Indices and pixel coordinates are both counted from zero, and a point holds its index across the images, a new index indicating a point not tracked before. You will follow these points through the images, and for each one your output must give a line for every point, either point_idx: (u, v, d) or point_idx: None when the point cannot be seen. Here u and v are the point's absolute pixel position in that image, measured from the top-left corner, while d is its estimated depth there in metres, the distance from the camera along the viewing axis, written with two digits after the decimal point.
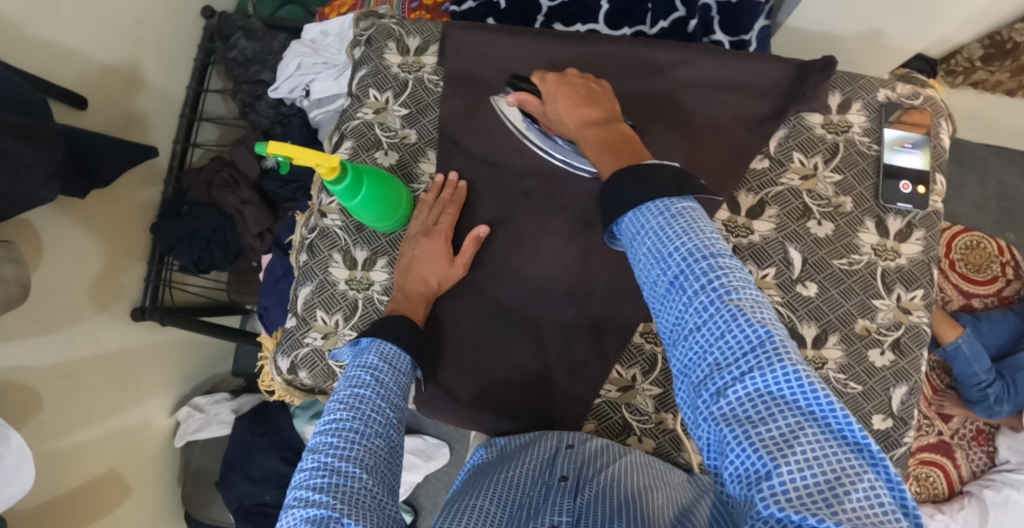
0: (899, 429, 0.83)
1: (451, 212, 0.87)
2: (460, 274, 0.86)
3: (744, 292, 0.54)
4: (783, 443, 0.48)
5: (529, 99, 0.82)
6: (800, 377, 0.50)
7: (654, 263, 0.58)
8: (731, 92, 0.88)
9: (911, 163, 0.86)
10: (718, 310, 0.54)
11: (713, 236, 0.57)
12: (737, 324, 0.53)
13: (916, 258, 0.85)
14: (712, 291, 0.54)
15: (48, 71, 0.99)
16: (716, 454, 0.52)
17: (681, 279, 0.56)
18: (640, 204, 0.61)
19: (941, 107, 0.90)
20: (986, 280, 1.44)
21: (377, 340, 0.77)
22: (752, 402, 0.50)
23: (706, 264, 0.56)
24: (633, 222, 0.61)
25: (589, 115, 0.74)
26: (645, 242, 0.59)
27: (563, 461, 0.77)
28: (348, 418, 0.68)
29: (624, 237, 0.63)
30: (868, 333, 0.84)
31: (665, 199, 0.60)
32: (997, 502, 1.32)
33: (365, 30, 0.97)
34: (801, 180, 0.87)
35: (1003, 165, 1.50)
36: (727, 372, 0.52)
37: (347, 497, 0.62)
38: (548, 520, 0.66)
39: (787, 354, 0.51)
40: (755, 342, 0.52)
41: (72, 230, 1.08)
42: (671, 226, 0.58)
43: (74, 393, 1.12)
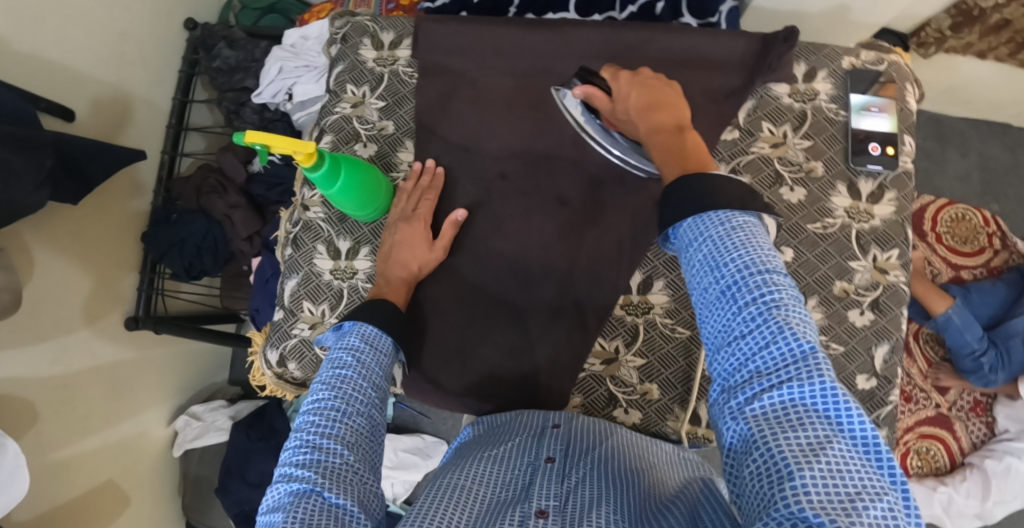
0: (884, 388, 0.84)
1: (429, 198, 0.89)
2: (440, 257, 0.88)
3: (793, 308, 0.54)
4: (810, 452, 0.49)
5: (597, 94, 0.80)
6: (835, 393, 0.51)
7: (708, 271, 0.58)
8: (698, 66, 0.89)
9: (879, 126, 0.88)
10: (765, 321, 0.54)
11: (770, 251, 0.56)
12: (782, 336, 0.53)
13: (889, 219, 0.87)
14: (762, 302, 0.54)
15: (37, 84, 1.02)
16: (741, 454, 0.53)
17: (733, 289, 0.56)
18: (702, 211, 0.60)
19: (907, 71, 0.91)
20: (973, 251, 1.44)
21: (358, 324, 0.78)
22: (786, 411, 0.51)
23: (760, 277, 0.55)
24: (692, 228, 0.60)
25: (658, 121, 0.72)
26: (701, 249, 0.59)
27: (551, 439, 0.77)
28: (330, 397, 0.69)
29: (681, 242, 0.62)
30: (846, 294, 0.85)
31: (727, 211, 0.59)
32: (999, 471, 1.32)
33: (340, 28, 1.00)
34: (772, 148, 0.89)
35: (984, 138, 1.49)
36: (764, 380, 0.53)
37: (330, 472, 0.63)
38: (534, 505, 0.66)
39: (827, 370, 0.51)
40: (796, 356, 0.52)
41: (63, 242, 1.09)
42: (731, 238, 0.57)
43: (71, 404, 1.13)
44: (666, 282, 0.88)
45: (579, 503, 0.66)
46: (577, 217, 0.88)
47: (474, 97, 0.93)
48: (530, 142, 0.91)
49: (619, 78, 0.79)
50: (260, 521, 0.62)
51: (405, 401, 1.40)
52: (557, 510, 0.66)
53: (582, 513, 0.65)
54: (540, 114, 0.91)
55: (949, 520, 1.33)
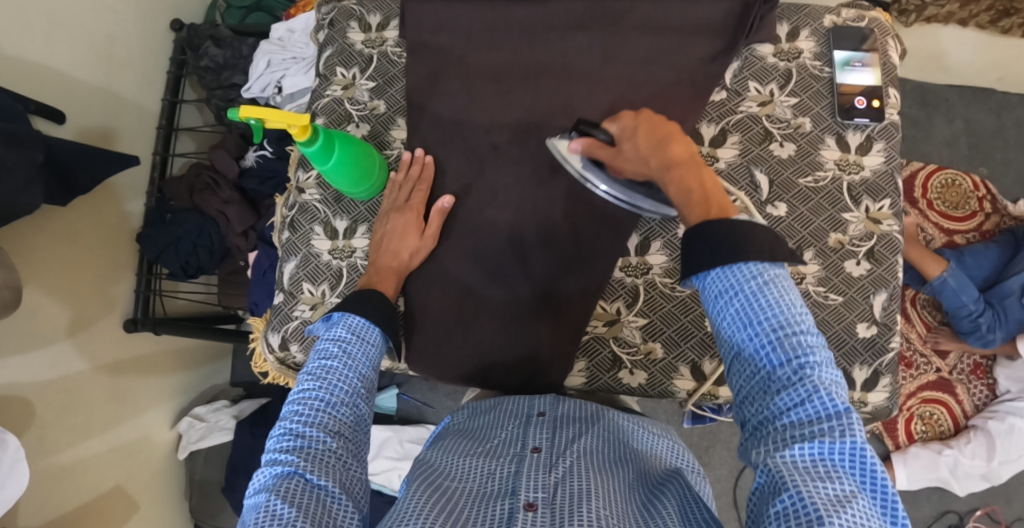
0: (884, 335, 0.85)
1: (422, 188, 0.90)
2: (431, 245, 0.89)
3: (825, 368, 0.55)
4: (838, 504, 0.50)
5: (599, 147, 0.78)
6: (864, 453, 0.52)
7: (740, 326, 0.59)
8: (684, 29, 0.90)
9: (863, 80, 0.89)
10: (798, 379, 0.55)
11: (802, 310, 0.57)
12: (818, 395, 0.54)
13: (879, 169, 0.88)
14: (794, 360, 0.55)
15: (25, 88, 1.01)
16: (767, 497, 0.53)
17: (764, 346, 0.57)
18: (731, 263, 0.60)
19: (888, 27, 0.93)
20: (965, 216, 1.46)
21: (346, 315, 0.77)
22: (816, 465, 0.52)
23: (793, 335, 0.56)
24: (721, 279, 0.61)
25: (672, 155, 0.69)
26: (735, 303, 0.59)
27: (535, 431, 0.78)
28: (315, 388, 0.69)
29: (709, 293, 0.62)
30: (841, 246, 0.86)
31: (758, 263, 0.60)
32: (1003, 432, 1.31)
33: (327, 14, 1.02)
34: (759, 107, 0.90)
35: (969, 103, 1.51)
36: (796, 433, 0.53)
37: (313, 456, 0.64)
38: (522, 498, 0.66)
39: (858, 429, 0.52)
40: (828, 414, 0.53)
41: (59, 244, 1.09)
42: (764, 294, 0.58)
43: (72, 409, 1.11)
44: (664, 242, 0.89)
45: (570, 493, 0.66)
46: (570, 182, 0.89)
47: (462, 73, 0.94)
48: (520, 114, 0.92)
49: (619, 122, 0.76)
50: (244, 505, 0.62)
51: (410, 393, 1.43)
52: (546, 502, 0.66)
53: (573, 504, 0.65)
54: (528, 86, 0.92)
55: (957, 483, 1.33)
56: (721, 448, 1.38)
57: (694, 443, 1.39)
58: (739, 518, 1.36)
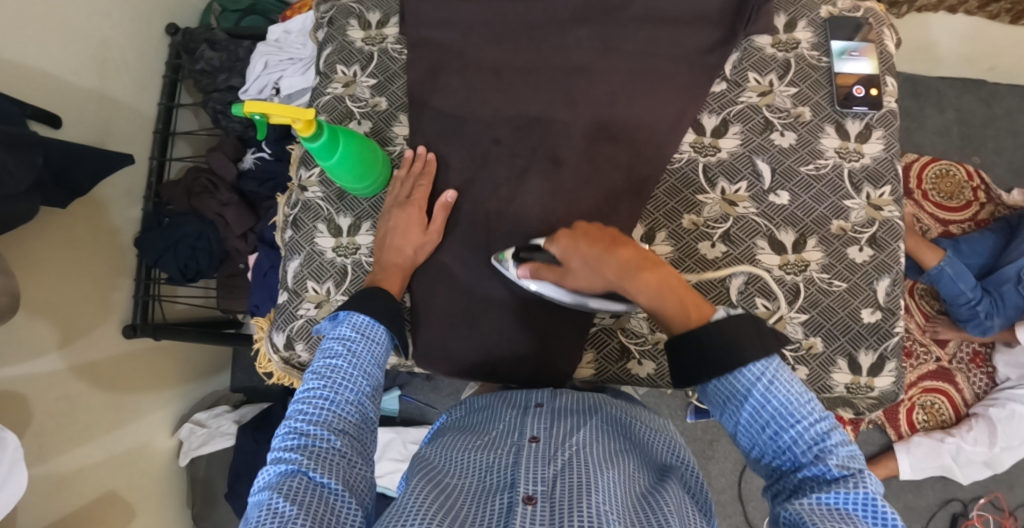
0: (889, 320, 0.85)
1: (423, 184, 0.89)
2: (435, 240, 0.88)
3: (832, 437, 0.59)
4: None
5: (546, 267, 0.77)
6: (877, 503, 0.55)
7: (753, 417, 0.62)
8: (683, 22, 0.91)
9: (860, 69, 0.90)
10: (811, 449, 0.59)
11: (807, 392, 0.62)
12: (833, 464, 0.58)
13: (879, 157, 0.89)
14: (806, 434, 0.60)
15: (21, 92, 1.00)
16: None
17: (778, 429, 0.61)
18: (736, 369, 0.63)
19: (883, 17, 0.95)
20: (960, 206, 1.47)
21: (352, 313, 0.75)
22: (833, 512, 0.55)
23: (801, 413, 0.60)
24: (724, 386, 0.64)
25: (622, 267, 0.69)
26: (748, 408, 0.62)
27: (534, 421, 0.77)
28: (320, 387, 0.68)
29: (717, 400, 0.65)
30: (844, 232, 0.87)
31: (757, 363, 0.62)
32: (1004, 418, 1.32)
33: (326, 13, 1.02)
34: (760, 97, 0.91)
35: (959, 94, 1.54)
36: (814, 493, 0.57)
37: (316, 454, 0.63)
38: (520, 490, 0.66)
39: (869, 481, 0.56)
40: (844, 477, 0.57)
41: (56, 248, 1.07)
42: (771, 387, 0.61)
43: (71, 417, 1.10)
44: (669, 232, 0.89)
45: (570, 484, 0.66)
46: (573, 174, 0.89)
47: (462, 67, 0.94)
48: (521, 108, 0.92)
49: (555, 241, 0.75)
50: (248, 501, 0.61)
51: (412, 393, 1.43)
52: (545, 495, 0.65)
53: (574, 497, 0.64)
54: (529, 79, 0.92)
55: (960, 470, 1.33)
56: (725, 442, 1.38)
57: (697, 437, 1.39)
58: (743, 510, 1.36)
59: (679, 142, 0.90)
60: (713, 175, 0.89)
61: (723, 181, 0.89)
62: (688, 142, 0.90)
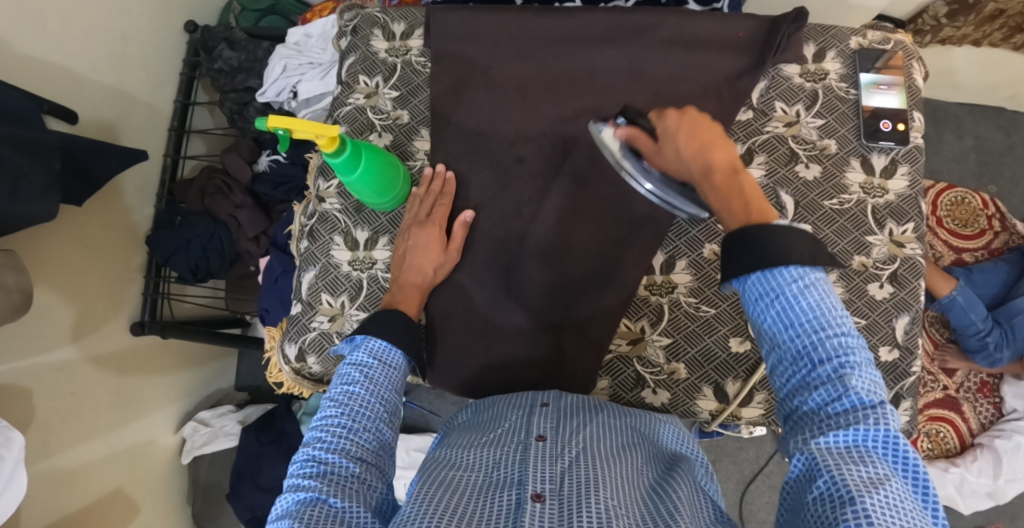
0: (906, 359, 0.85)
1: (443, 202, 0.89)
2: (454, 259, 0.88)
3: (862, 366, 0.56)
4: (873, 483, 0.51)
5: (640, 137, 0.79)
6: (898, 441, 0.53)
7: (781, 326, 0.59)
8: (710, 48, 0.90)
9: (888, 103, 0.89)
10: (836, 375, 0.56)
11: (842, 312, 0.58)
12: (853, 391, 0.55)
13: (904, 193, 0.88)
14: (833, 358, 0.56)
15: (39, 87, 0.99)
16: (806, 480, 0.55)
17: (805, 347, 0.58)
18: (773, 267, 0.60)
19: (912, 50, 0.93)
20: (974, 234, 1.46)
21: (368, 338, 0.74)
22: (848, 451, 0.53)
23: (831, 335, 0.57)
24: (759, 282, 0.61)
25: (713, 163, 0.71)
26: (775, 311, 0.60)
27: (540, 419, 0.76)
28: (337, 415, 0.67)
29: (747, 293, 0.63)
30: (865, 268, 0.86)
31: (800, 267, 0.60)
32: (1009, 449, 1.32)
33: (350, 21, 1.00)
34: (786, 128, 0.90)
35: (978, 121, 1.53)
36: (830, 426, 0.54)
37: (335, 481, 0.62)
38: (530, 487, 0.66)
39: (892, 419, 0.53)
40: (864, 409, 0.54)
41: (66, 245, 1.06)
42: (806, 299, 0.58)
43: (77, 412, 1.09)
44: (689, 261, 0.88)
45: (576, 483, 0.66)
46: (596, 197, 0.89)
47: (487, 83, 0.93)
48: (545, 127, 0.91)
49: (663, 118, 0.77)
50: None
51: (416, 401, 1.42)
52: (554, 493, 0.65)
53: (581, 496, 0.64)
54: (555, 98, 0.92)
55: (962, 500, 1.33)
56: (728, 462, 1.38)
57: None
58: None
59: None
60: None
61: None
62: None
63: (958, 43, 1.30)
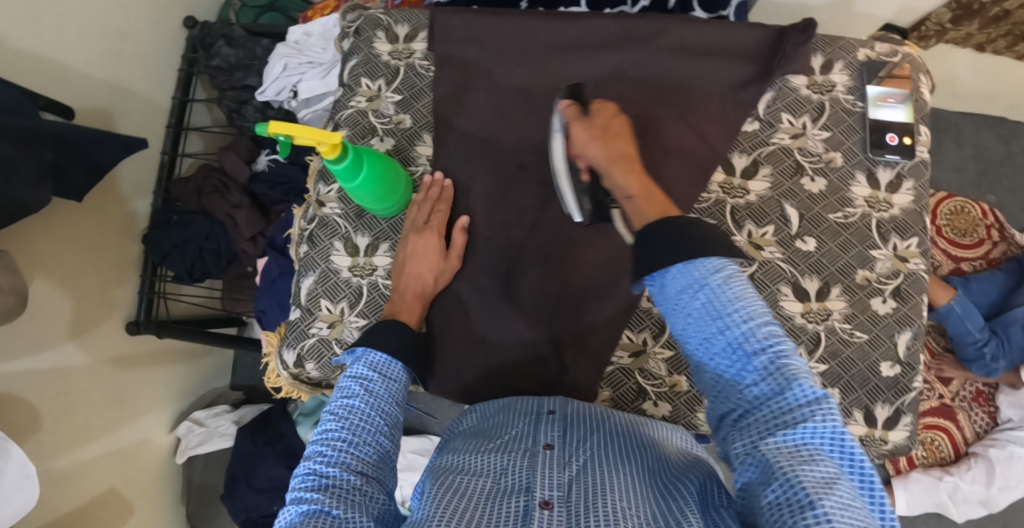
0: (907, 374, 0.85)
1: (441, 209, 0.88)
2: (455, 267, 0.87)
3: (796, 358, 0.57)
4: (828, 485, 0.51)
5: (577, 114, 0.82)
6: (843, 437, 0.54)
7: (709, 321, 0.58)
8: (718, 57, 0.89)
9: (895, 116, 0.89)
10: (777, 369, 0.55)
11: (763, 304, 0.59)
12: (796, 385, 0.55)
13: (908, 208, 0.88)
14: (769, 351, 0.56)
15: (34, 83, 0.96)
16: (759, 486, 0.54)
17: (737, 339, 0.57)
18: (692, 258, 0.60)
19: (920, 62, 0.93)
20: (973, 243, 1.46)
21: (368, 350, 0.74)
22: (799, 450, 0.53)
23: (762, 327, 0.57)
24: (682, 275, 0.60)
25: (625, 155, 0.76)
26: (699, 304, 0.59)
27: (546, 427, 0.76)
28: (337, 429, 0.67)
29: (669, 288, 0.61)
30: (868, 283, 0.86)
31: (717, 258, 0.60)
32: (1003, 459, 1.33)
33: (352, 22, 0.99)
34: (792, 139, 0.89)
35: (979, 129, 1.53)
36: (779, 425, 0.54)
37: (337, 494, 0.62)
38: (537, 495, 0.66)
39: (836, 413, 0.54)
40: (809, 403, 0.54)
41: (62, 245, 1.04)
42: (729, 290, 0.58)
43: (71, 412, 1.07)
44: None
45: (583, 491, 0.66)
46: None
47: (491, 89, 0.92)
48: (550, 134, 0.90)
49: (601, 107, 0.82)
50: None
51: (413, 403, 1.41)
52: (561, 501, 0.65)
53: (589, 503, 0.64)
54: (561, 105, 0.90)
55: (955, 508, 1.34)
56: None
57: None
58: None
59: (707, 182, 0.89)
60: (740, 217, 0.88)
61: (750, 224, 0.87)
62: (716, 182, 0.89)
63: (962, 53, 1.29)
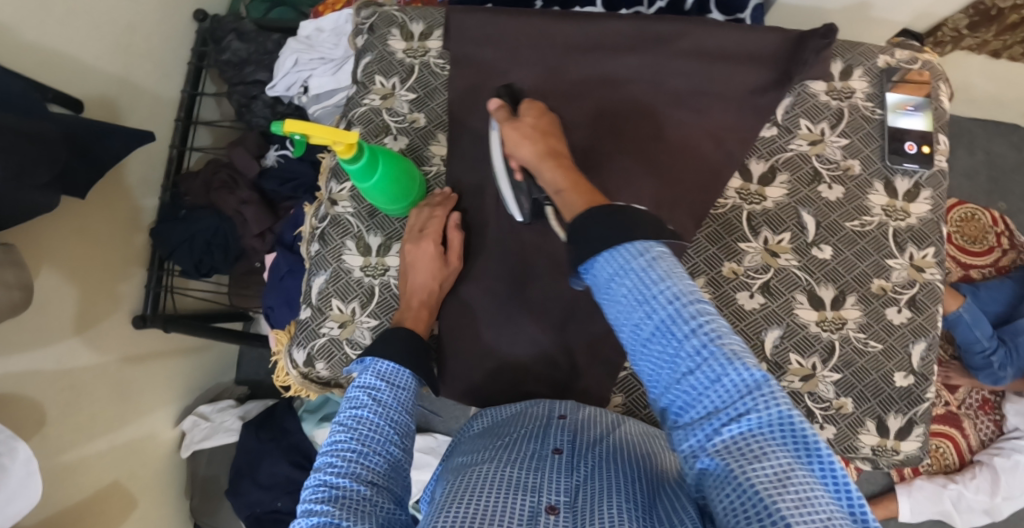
0: (921, 385, 0.84)
1: (438, 213, 0.86)
2: (457, 268, 0.87)
3: (730, 337, 0.56)
4: (780, 480, 0.51)
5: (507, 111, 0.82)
6: (791, 419, 0.53)
7: (638, 307, 0.58)
8: (736, 61, 0.88)
9: (914, 124, 0.88)
10: (712, 354, 0.55)
11: (691, 282, 0.58)
12: (732, 368, 0.55)
13: (925, 217, 0.87)
14: (701, 335, 0.56)
15: (43, 76, 0.95)
16: (713, 485, 0.54)
17: (667, 324, 0.57)
18: (617, 244, 0.59)
19: (939, 70, 0.92)
20: (982, 251, 1.45)
21: (376, 360, 0.74)
22: (747, 443, 0.53)
23: (690, 309, 0.56)
24: (608, 263, 0.59)
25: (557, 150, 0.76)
26: (624, 291, 0.58)
27: (556, 432, 0.75)
28: (347, 440, 0.67)
29: (598, 277, 0.61)
30: (884, 292, 0.85)
31: (642, 241, 0.59)
32: (1008, 467, 1.33)
33: (366, 19, 0.98)
34: (810, 146, 0.88)
35: (991, 136, 1.52)
36: (722, 420, 0.54)
37: (348, 506, 0.61)
38: (543, 499, 0.65)
39: (779, 397, 0.54)
40: (749, 386, 0.54)
41: (69, 238, 1.03)
42: (653, 272, 0.58)
43: (76, 406, 1.07)
44: (707, 279, 0.86)
45: (591, 496, 0.66)
46: None
47: None
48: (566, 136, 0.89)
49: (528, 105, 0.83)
50: None
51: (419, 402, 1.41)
52: (568, 506, 0.65)
53: (595, 507, 0.64)
54: (577, 108, 0.89)
55: (959, 516, 1.34)
56: None
57: None
58: None
59: (724, 188, 0.88)
60: (756, 224, 0.87)
61: (766, 231, 0.87)
62: (733, 188, 0.88)
63: (979, 60, 1.28)
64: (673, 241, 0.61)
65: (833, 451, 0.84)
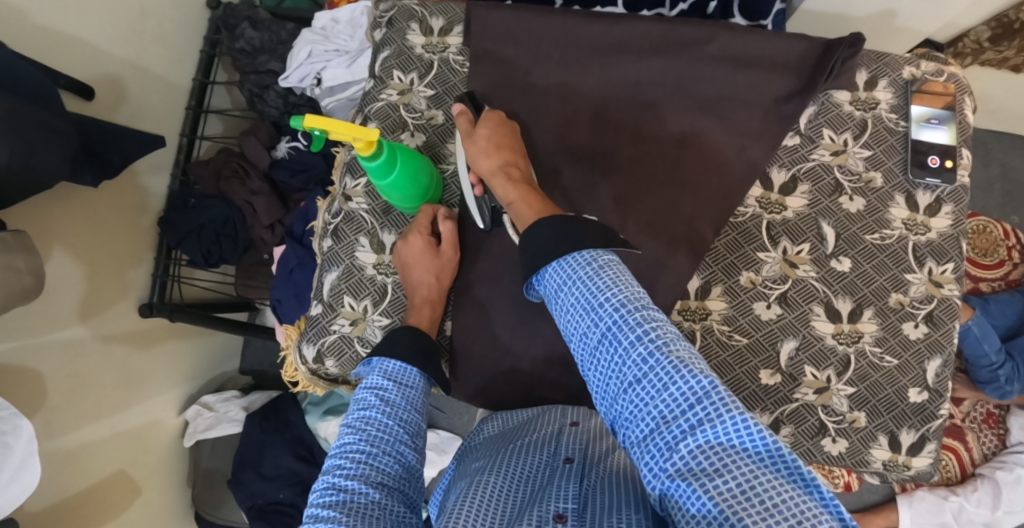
0: (934, 401, 0.84)
1: (423, 209, 0.86)
2: (453, 256, 0.86)
3: (677, 344, 0.57)
4: (740, 495, 0.49)
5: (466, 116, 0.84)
6: (749, 426, 0.52)
7: (583, 315, 0.60)
8: (762, 68, 0.87)
9: (938, 138, 0.87)
10: (659, 362, 0.55)
11: (638, 288, 0.60)
12: (680, 376, 0.54)
13: (946, 232, 0.86)
14: (648, 342, 0.56)
15: (54, 59, 0.94)
16: (673, 504, 0.53)
17: (614, 331, 0.58)
18: (563, 255, 0.62)
19: (964, 83, 0.91)
20: (993, 264, 1.45)
21: (382, 359, 0.74)
22: (708, 455, 0.52)
23: (636, 315, 0.58)
24: (556, 272, 0.62)
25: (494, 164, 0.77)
26: (571, 298, 0.61)
27: (567, 440, 0.75)
28: (356, 441, 0.66)
29: (548, 288, 0.64)
30: (901, 306, 0.85)
31: (589, 250, 0.62)
32: (1010, 482, 1.32)
33: (385, 12, 0.96)
34: (833, 156, 0.88)
35: (1006, 149, 1.51)
36: (679, 433, 0.53)
37: (355, 510, 0.60)
38: (552, 508, 0.64)
39: (731, 403, 0.53)
40: (698, 394, 0.54)
41: (76, 224, 1.02)
42: (599, 278, 0.60)
43: (81, 394, 1.06)
44: (724, 288, 0.86)
45: (598, 503, 0.64)
46: (635, 216, 0.86)
47: (528, 89, 0.90)
48: (587, 139, 0.88)
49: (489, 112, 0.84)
50: None
51: None
52: (576, 514, 0.63)
53: (604, 511, 0.62)
54: (597, 111, 0.88)
55: None
56: None
57: None
58: None
59: (745, 196, 0.87)
60: (776, 234, 0.86)
61: (785, 241, 0.86)
62: (754, 197, 0.87)
63: (999, 74, 1.27)
64: (621, 250, 0.63)
65: (845, 464, 0.84)
